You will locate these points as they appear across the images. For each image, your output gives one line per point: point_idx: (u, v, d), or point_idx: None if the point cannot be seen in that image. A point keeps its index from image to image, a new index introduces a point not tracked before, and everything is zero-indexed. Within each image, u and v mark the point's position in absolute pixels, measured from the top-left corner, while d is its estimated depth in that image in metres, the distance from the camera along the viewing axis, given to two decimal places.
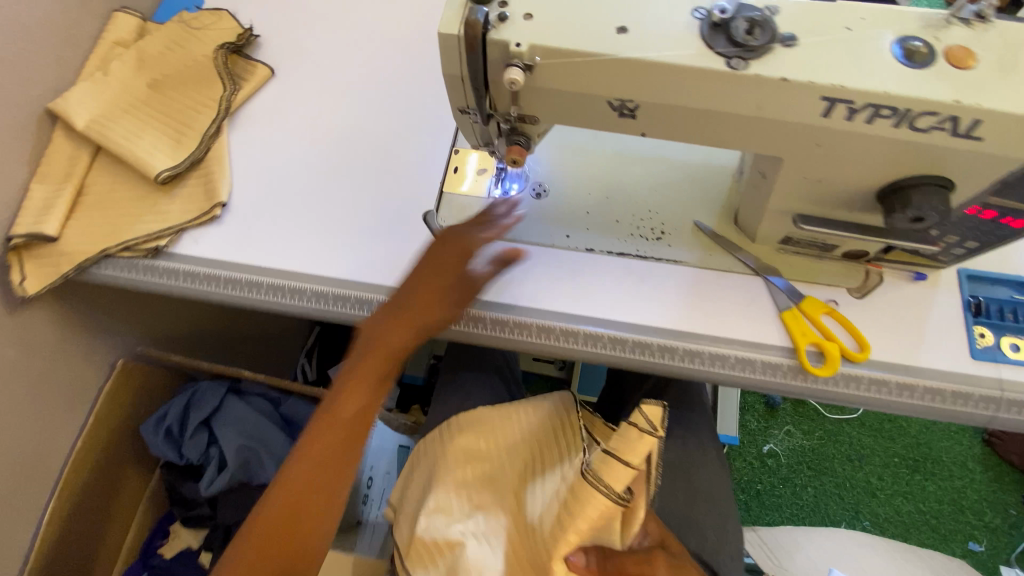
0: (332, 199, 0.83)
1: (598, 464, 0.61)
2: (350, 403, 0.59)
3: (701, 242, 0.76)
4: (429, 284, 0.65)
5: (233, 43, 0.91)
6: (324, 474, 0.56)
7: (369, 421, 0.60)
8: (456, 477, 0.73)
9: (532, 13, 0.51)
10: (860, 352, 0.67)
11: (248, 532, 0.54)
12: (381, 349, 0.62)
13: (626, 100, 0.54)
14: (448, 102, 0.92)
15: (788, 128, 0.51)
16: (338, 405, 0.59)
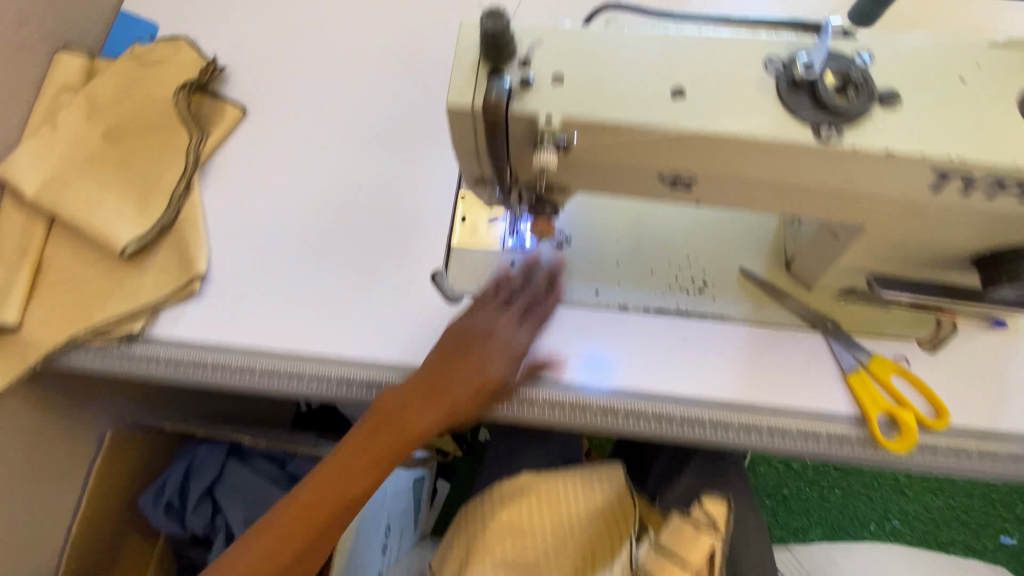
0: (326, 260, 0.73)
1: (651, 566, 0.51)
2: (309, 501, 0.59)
3: (749, 293, 0.67)
4: (412, 396, 0.60)
5: (196, 81, 0.79)
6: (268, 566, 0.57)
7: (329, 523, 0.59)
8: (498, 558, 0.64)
9: (563, 76, 0.42)
10: (937, 419, 0.60)
11: None
12: (356, 459, 0.60)
13: (681, 173, 0.44)
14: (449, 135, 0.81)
15: (883, 201, 0.42)
16: (299, 500, 0.59)
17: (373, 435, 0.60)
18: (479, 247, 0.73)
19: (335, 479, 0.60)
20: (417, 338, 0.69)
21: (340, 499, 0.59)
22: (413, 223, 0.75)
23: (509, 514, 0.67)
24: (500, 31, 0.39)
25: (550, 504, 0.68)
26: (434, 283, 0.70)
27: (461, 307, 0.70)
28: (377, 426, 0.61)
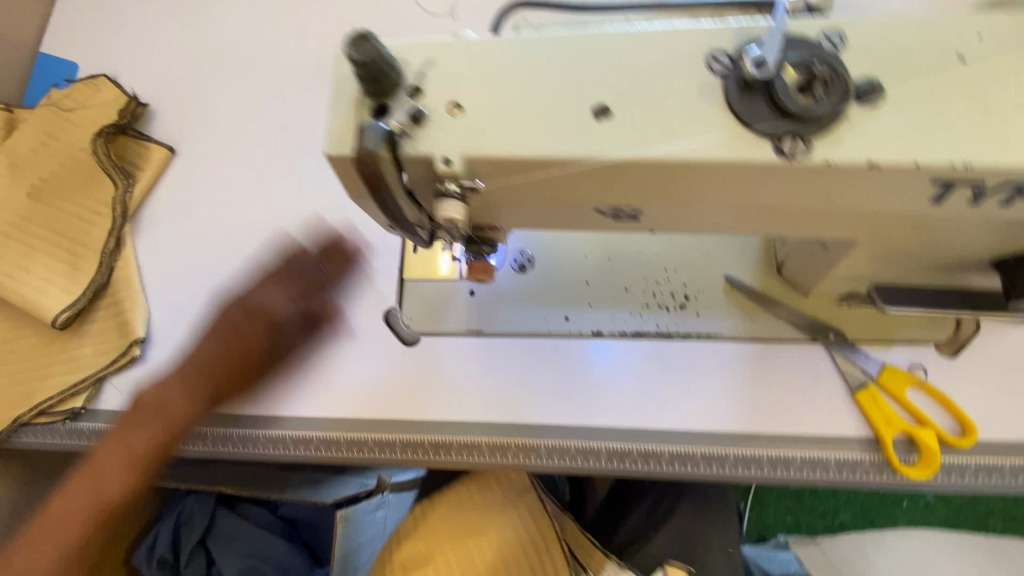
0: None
1: None
2: (75, 498, 0.51)
3: (738, 304, 0.59)
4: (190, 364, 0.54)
5: (115, 124, 0.73)
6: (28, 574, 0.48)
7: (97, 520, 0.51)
8: None
9: (462, 105, 0.34)
10: (962, 437, 0.52)
11: None
12: (129, 442, 0.53)
13: (621, 206, 0.36)
14: None
15: (871, 215, 0.34)
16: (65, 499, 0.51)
17: (134, 429, 0.54)
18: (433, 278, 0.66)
19: (88, 487, 0.51)
20: (376, 386, 0.64)
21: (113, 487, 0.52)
22: (361, 257, 0.68)
23: (411, 551, 0.58)
24: (371, 63, 0.31)
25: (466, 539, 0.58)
26: (388, 325, 0.65)
27: (422, 349, 0.65)
28: (136, 429, 0.53)
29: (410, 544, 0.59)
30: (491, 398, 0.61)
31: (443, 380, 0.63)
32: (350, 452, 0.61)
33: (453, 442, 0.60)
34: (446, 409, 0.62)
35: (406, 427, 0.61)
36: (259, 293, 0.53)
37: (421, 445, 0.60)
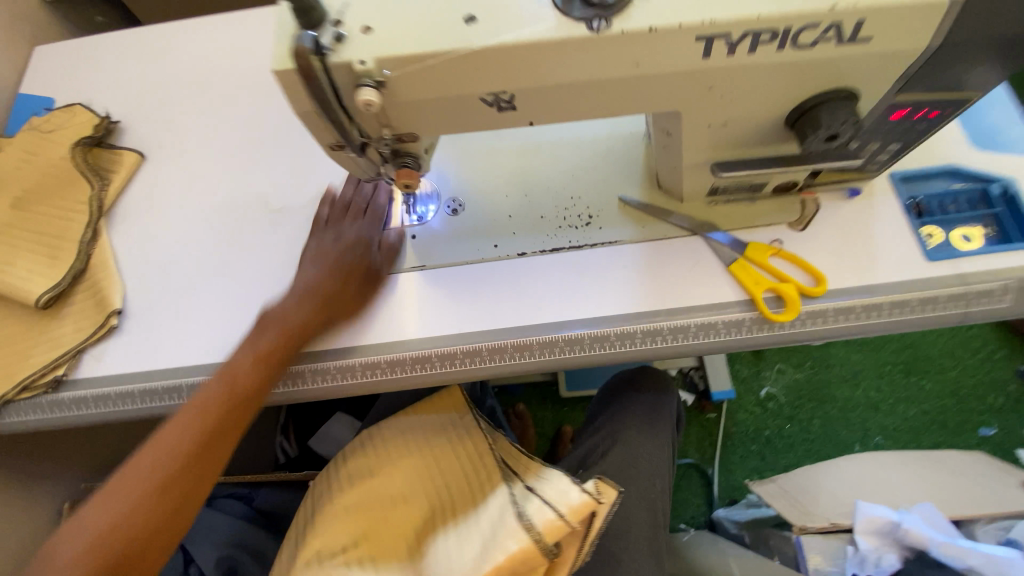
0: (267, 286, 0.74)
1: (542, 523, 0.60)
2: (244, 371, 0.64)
3: (631, 216, 0.72)
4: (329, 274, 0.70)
5: (91, 136, 0.84)
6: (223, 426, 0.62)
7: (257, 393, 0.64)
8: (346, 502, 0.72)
9: (370, 25, 0.46)
10: (816, 286, 0.65)
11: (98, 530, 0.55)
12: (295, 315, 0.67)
13: (498, 93, 0.49)
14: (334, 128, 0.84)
15: (673, 74, 0.48)
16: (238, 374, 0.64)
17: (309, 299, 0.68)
18: None
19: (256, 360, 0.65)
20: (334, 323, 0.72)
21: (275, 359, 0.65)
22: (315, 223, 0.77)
23: (360, 463, 0.76)
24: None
25: (407, 461, 0.76)
26: None
27: None
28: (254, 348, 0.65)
29: (363, 461, 0.76)
30: (437, 318, 0.71)
31: (396, 309, 0.72)
32: (317, 381, 0.70)
33: (406, 358, 0.69)
34: (400, 332, 0.71)
35: (366, 349, 0.70)
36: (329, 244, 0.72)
37: (379, 365, 0.69)
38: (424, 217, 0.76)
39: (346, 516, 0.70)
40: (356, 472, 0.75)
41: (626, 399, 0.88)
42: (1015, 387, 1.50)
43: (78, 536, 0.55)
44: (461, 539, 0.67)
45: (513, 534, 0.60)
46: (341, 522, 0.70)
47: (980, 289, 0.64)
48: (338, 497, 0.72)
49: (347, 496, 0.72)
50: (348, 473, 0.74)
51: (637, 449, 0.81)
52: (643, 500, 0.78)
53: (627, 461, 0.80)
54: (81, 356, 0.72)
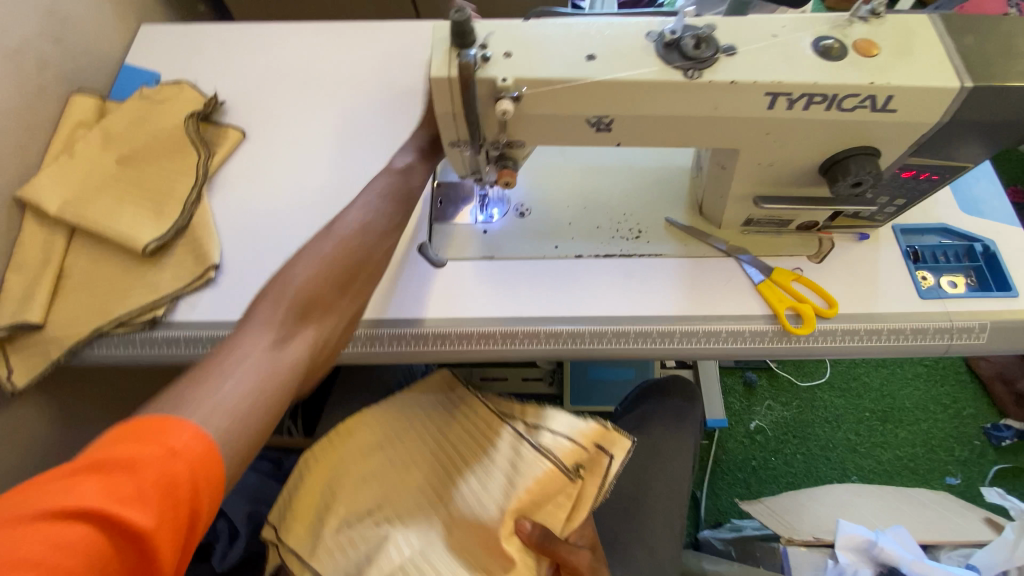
0: None
1: (562, 448, 0.70)
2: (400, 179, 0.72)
3: (676, 235, 0.83)
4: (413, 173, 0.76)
5: (202, 111, 0.93)
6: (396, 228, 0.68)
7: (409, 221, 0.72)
8: (359, 472, 0.80)
9: (512, 52, 0.58)
10: (829, 308, 0.77)
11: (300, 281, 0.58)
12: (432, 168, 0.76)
13: (602, 116, 0.60)
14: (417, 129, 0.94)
15: (742, 119, 0.61)
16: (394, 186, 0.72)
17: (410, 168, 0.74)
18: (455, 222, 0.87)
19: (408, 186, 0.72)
20: (408, 295, 0.81)
21: None
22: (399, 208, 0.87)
23: (360, 438, 0.83)
24: (460, 24, 0.55)
25: (405, 430, 0.84)
26: (421, 253, 0.84)
27: (447, 271, 0.84)
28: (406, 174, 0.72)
29: (360, 435, 0.84)
30: (500, 301, 0.81)
31: (465, 292, 0.82)
32: (394, 346, 0.79)
33: (473, 333, 0.79)
34: (471, 309, 0.81)
35: (438, 322, 0.80)
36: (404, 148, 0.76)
37: (450, 336, 0.79)
38: (493, 216, 0.87)
39: (367, 484, 0.79)
40: (362, 449, 0.82)
41: (657, 402, 0.98)
42: (979, 442, 1.58)
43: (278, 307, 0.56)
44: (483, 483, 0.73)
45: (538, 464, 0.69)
46: (360, 491, 0.78)
47: (961, 325, 0.77)
48: (349, 471, 0.80)
49: (358, 467, 0.81)
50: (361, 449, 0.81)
51: (660, 446, 0.92)
52: (664, 487, 0.89)
53: (649, 452, 0.92)
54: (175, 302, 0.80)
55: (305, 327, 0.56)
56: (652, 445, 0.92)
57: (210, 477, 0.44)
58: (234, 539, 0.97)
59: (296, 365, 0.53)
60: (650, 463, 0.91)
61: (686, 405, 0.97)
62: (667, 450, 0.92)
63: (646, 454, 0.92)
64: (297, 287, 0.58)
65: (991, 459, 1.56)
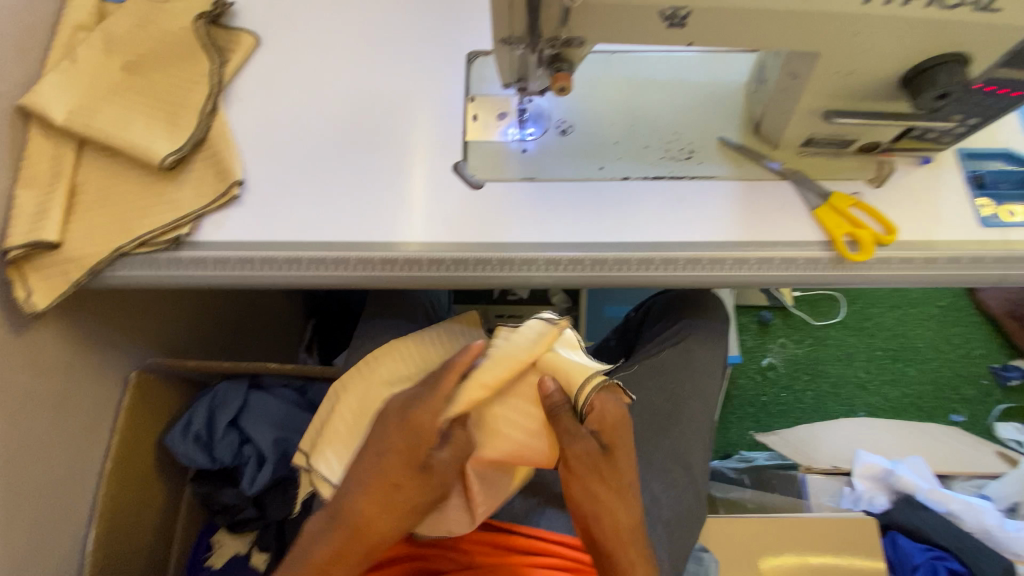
0: (382, 174, 0.78)
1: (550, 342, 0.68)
2: (371, 502, 0.59)
3: (728, 155, 0.79)
4: (392, 485, 0.59)
5: (211, 12, 0.85)
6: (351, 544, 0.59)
7: (399, 511, 0.60)
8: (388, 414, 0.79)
9: None
10: (888, 234, 0.73)
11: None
12: (413, 456, 0.59)
13: (678, 8, 0.54)
14: (448, 38, 0.86)
15: (833, 17, 0.55)
16: (364, 500, 0.59)
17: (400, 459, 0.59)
18: (491, 139, 0.81)
19: (381, 473, 0.59)
20: (443, 216, 0.76)
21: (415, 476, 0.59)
22: (430, 124, 0.81)
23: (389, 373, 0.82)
24: None
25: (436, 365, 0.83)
26: (457, 172, 0.78)
27: (485, 192, 0.78)
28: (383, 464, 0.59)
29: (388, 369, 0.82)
30: (540, 223, 0.76)
31: (505, 212, 0.77)
32: (430, 271, 0.74)
33: (515, 259, 0.74)
34: (511, 232, 0.76)
35: (477, 247, 0.75)
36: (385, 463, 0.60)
37: (490, 261, 0.74)
38: (530, 134, 0.81)
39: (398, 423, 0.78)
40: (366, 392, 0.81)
41: (692, 318, 0.94)
42: (987, 381, 1.59)
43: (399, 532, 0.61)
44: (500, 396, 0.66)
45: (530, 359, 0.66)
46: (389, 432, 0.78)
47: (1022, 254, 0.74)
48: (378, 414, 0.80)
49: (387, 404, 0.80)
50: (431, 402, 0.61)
51: (691, 358, 0.90)
52: (699, 406, 0.87)
53: (680, 363, 0.89)
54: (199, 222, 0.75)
55: None
56: (682, 353, 0.90)
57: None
58: (262, 463, 0.98)
59: None
60: (687, 382, 0.88)
61: (711, 322, 0.94)
62: (701, 362, 0.90)
63: (680, 369, 0.89)
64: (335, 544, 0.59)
65: (997, 398, 1.57)
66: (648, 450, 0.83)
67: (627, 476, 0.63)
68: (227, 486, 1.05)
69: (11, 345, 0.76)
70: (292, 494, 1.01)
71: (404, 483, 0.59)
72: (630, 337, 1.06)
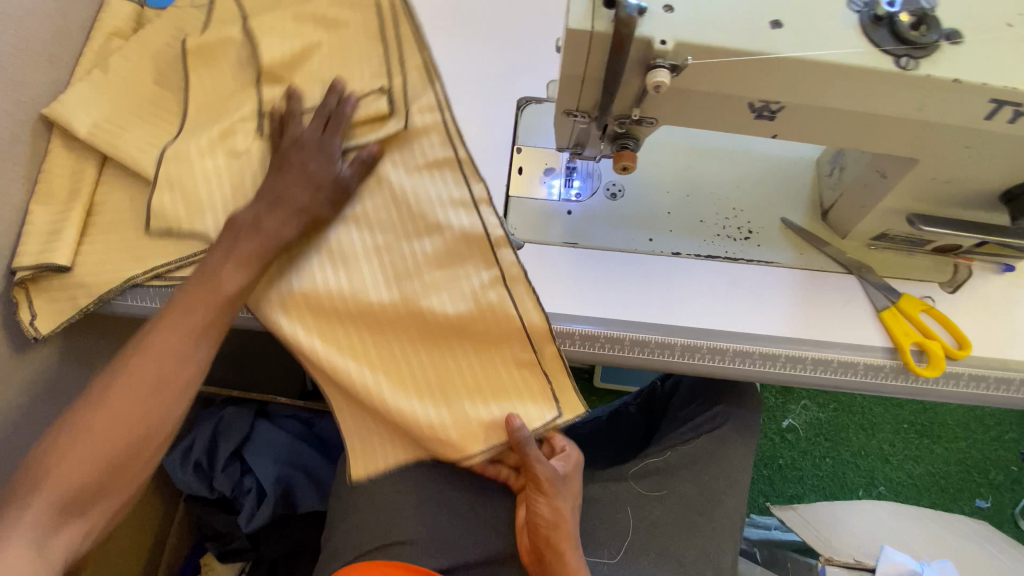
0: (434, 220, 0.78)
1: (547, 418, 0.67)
2: (182, 320, 0.60)
3: (791, 240, 0.73)
4: (193, 307, 0.61)
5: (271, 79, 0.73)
6: (166, 358, 0.58)
7: (215, 329, 0.61)
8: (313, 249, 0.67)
9: (672, 4, 0.45)
10: (960, 349, 0.66)
11: (122, 391, 0.56)
12: (217, 286, 0.61)
13: (770, 101, 0.49)
14: (500, 78, 0.80)
15: (944, 128, 0.48)
16: (180, 315, 0.60)
17: (190, 309, 0.60)
18: (535, 197, 0.76)
19: (194, 317, 0.60)
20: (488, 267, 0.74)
21: (213, 309, 0.61)
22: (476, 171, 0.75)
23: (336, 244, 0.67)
24: None
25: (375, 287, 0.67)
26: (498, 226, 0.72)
27: (524, 253, 0.72)
28: (195, 299, 0.61)
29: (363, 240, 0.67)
30: (581, 297, 0.70)
31: (547, 279, 0.71)
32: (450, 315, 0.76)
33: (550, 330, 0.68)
34: (550, 304, 0.70)
35: None
36: (206, 299, 0.61)
37: None
38: (576, 192, 0.76)
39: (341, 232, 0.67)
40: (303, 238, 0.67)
41: (733, 406, 0.85)
42: (1016, 468, 1.51)
43: (186, 304, 0.61)
44: (426, 258, 0.66)
45: (487, 270, 0.65)
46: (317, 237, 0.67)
47: None
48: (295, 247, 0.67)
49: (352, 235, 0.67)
50: (373, 155, 0.66)
51: (726, 448, 0.82)
52: (733, 500, 0.80)
53: (708, 454, 0.82)
54: (336, 107, 0.65)
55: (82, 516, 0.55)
56: (715, 441, 0.83)
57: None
58: (259, 498, 0.94)
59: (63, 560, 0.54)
60: (721, 477, 0.81)
61: (748, 411, 0.85)
62: (738, 459, 0.82)
63: (717, 462, 0.82)
64: (164, 328, 0.59)
65: None
66: (680, 550, 0.77)
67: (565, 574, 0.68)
68: (218, 512, 1.00)
69: (6, 369, 0.71)
70: (291, 529, 0.98)
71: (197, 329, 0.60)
72: (656, 410, 1.00)
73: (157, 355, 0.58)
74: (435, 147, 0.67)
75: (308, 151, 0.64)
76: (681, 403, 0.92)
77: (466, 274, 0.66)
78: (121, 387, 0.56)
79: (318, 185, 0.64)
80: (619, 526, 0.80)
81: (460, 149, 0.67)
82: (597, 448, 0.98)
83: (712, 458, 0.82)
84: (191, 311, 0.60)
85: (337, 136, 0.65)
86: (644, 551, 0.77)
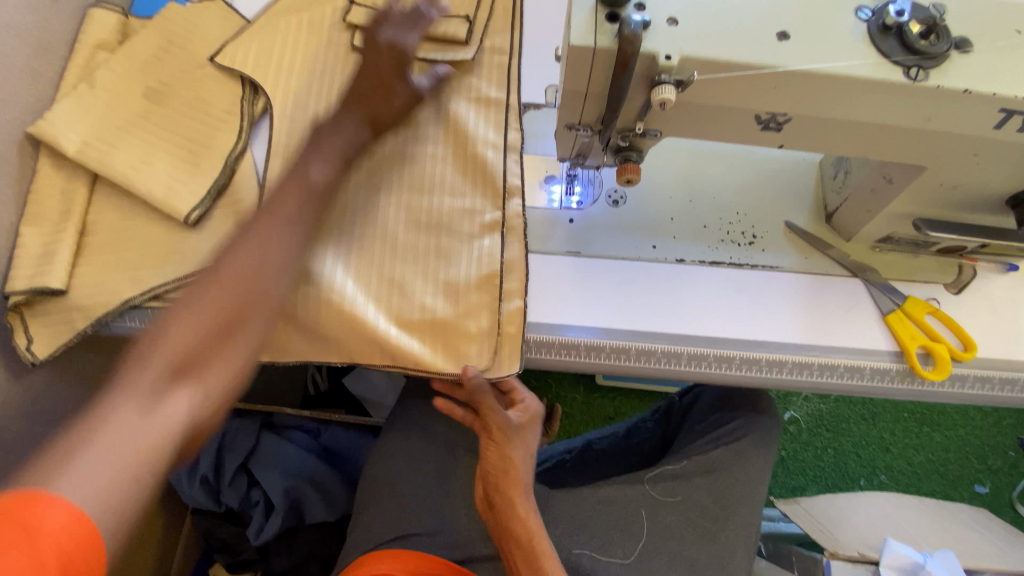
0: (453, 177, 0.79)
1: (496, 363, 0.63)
2: (279, 209, 0.55)
3: (796, 244, 0.73)
4: (282, 202, 0.56)
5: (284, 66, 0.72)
6: (265, 241, 0.53)
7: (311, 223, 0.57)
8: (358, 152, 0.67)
9: (677, 17, 0.44)
10: (965, 351, 0.66)
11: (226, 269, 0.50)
12: (301, 182, 0.57)
13: (777, 114, 0.48)
14: None
15: (952, 138, 0.48)
16: (275, 206, 0.56)
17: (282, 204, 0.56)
18: (537, 206, 0.75)
19: (288, 207, 0.56)
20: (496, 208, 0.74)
21: (304, 205, 0.57)
22: None
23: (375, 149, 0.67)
24: None
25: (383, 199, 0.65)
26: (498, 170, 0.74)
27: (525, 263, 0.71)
28: (280, 194, 0.57)
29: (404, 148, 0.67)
30: (583, 306, 0.69)
31: (550, 290, 0.70)
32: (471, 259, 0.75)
33: (554, 341, 0.67)
34: (552, 313, 0.68)
35: (536, 329, 0.67)
36: (300, 187, 0.57)
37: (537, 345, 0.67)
38: (577, 199, 0.75)
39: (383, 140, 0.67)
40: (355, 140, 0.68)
41: (751, 416, 0.87)
42: (1014, 453, 1.53)
43: (276, 200, 0.56)
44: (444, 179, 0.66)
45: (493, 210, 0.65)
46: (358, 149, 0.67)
47: None
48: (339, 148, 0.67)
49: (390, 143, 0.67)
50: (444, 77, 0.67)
51: (747, 457, 0.83)
52: (749, 511, 0.80)
53: (735, 461, 0.83)
54: (422, 8, 0.65)
55: (183, 386, 0.46)
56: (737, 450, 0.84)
57: (94, 552, 0.38)
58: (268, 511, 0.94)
59: (168, 432, 0.43)
60: (738, 485, 0.81)
61: (766, 421, 0.87)
62: (756, 469, 0.83)
63: (733, 471, 0.82)
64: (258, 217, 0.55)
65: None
66: (689, 553, 0.78)
67: (515, 521, 0.68)
68: (228, 523, 1.01)
69: None
70: (300, 540, 0.97)
71: (292, 220, 0.55)
72: (674, 421, 1.00)
73: (260, 238, 0.53)
74: (490, 85, 0.69)
75: (383, 49, 0.63)
76: (699, 414, 0.93)
77: (473, 208, 0.65)
78: (223, 286, 0.50)
79: (389, 87, 0.64)
80: (633, 529, 0.79)
81: (510, 93, 0.69)
82: (613, 462, 0.99)
83: (734, 468, 0.82)
84: (280, 203, 0.56)
85: (413, 37, 0.64)
86: (657, 555, 0.78)
